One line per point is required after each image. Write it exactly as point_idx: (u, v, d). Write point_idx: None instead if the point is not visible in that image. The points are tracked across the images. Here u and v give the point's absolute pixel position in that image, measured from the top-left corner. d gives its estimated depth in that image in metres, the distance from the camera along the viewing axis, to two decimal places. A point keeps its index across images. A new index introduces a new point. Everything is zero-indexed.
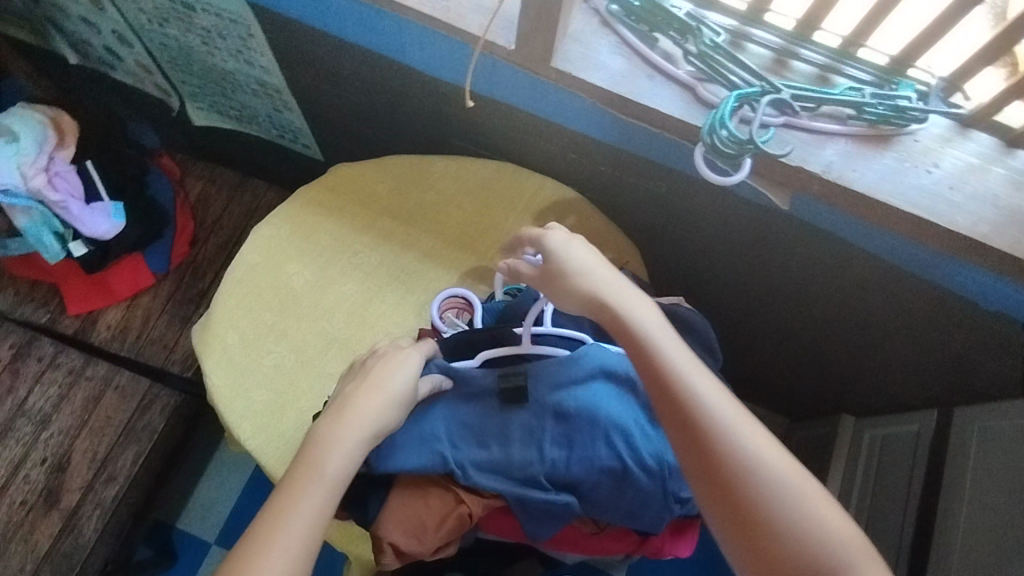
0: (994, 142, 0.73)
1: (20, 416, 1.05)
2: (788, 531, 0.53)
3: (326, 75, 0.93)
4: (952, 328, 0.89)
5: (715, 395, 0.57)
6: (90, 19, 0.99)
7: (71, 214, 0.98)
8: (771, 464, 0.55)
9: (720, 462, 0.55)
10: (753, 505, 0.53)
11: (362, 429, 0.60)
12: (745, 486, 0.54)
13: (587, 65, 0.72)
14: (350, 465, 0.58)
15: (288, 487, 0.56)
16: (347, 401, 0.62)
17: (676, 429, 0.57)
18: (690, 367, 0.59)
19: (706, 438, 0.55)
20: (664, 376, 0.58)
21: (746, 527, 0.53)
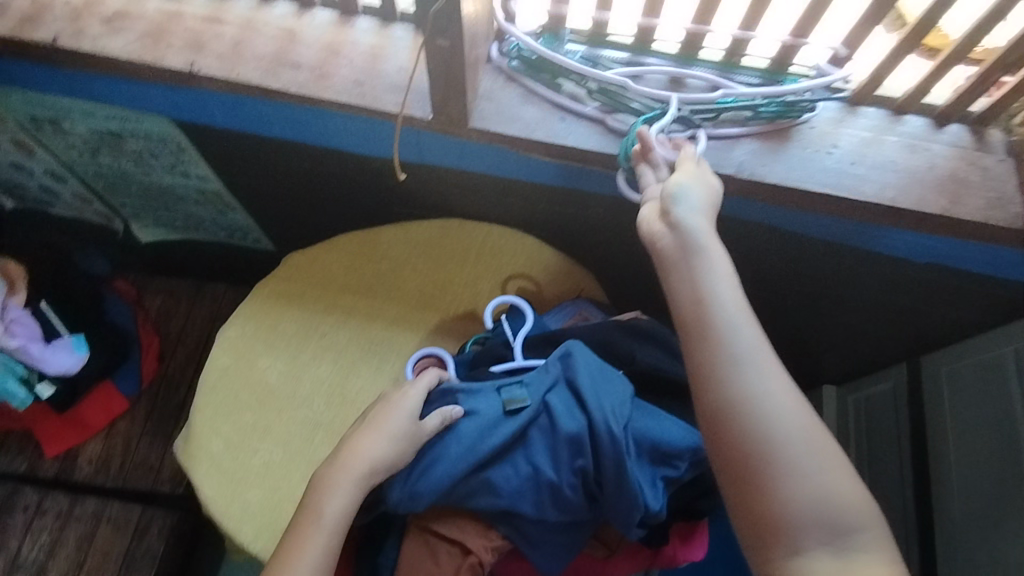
0: (882, 113, 0.79)
1: (15, 572, 1.02)
2: (772, 442, 0.54)
3: (262, 172, 0.96)
4: (895, 286, 0.95)
5: (733, 316, 0.59)
6: (24, 164, 1.04)
7: (33, 355, 0.97)
8: (760, 379, 0.56)
9: (717, 378, 0.57)
10: (741, 419, 0.55)
11: (357, 476, 0.66)
12: (738, 404, 0.56)
13: (502, 119, 0.76)
14: (349, 512, 0.65)
15: (294, 534, 0.63)
16: (347, 447, 0.68)
17: (693, 347, 0.58)
18: (724, 288, 0.60)
19: (714, 354, 0.57)
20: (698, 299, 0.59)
21: (735, 439, 0.55)
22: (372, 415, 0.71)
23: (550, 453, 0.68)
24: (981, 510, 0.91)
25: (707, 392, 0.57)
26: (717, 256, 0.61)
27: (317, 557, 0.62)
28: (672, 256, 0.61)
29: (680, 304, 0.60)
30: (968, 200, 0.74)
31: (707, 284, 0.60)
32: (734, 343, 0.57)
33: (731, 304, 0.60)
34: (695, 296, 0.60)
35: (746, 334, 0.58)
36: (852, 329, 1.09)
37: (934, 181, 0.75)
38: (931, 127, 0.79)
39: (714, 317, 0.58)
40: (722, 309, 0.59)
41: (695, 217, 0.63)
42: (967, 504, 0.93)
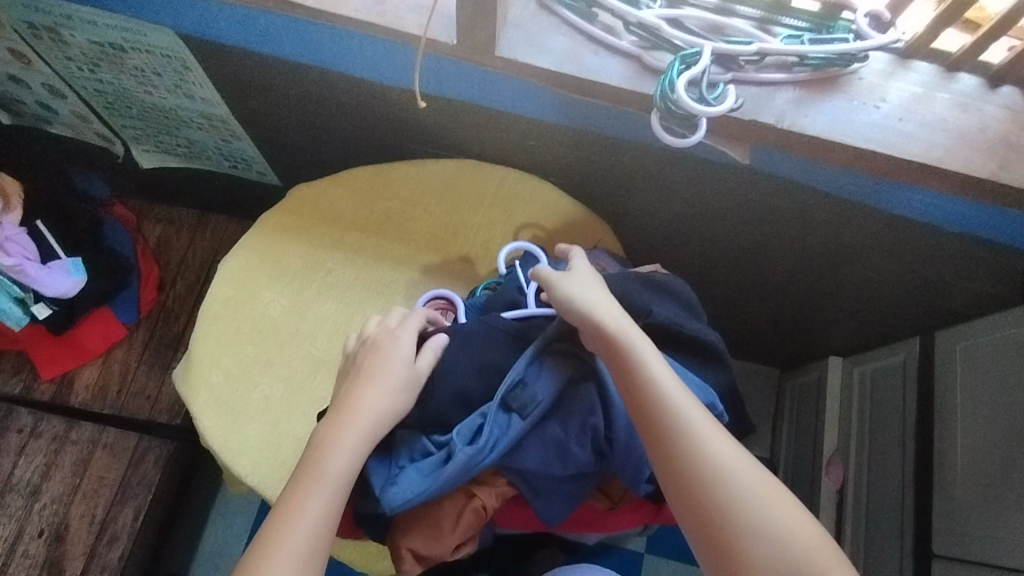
0: (935, 69, 0.75)
1: (9, 492, 1.02)
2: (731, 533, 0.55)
3: (271, 98, 0.91)
4: (922, 257, 0.92)
5: (684, 400, 0.59)
6: (19, 76, 0.99)
7: (29, 276, 0.95)
8: (726, 465, 0.57)
9: (686, 474, 0.57)
10: (715, 510, 0.56)
11: (360, 429, 0.62)
12: (710, 497, 0.56)
13: (531, 49, 0.71)
14: (352, 468, 0.60)
15: (295, 492, 0.58)
16: (346, 402, 0.63)
17: (655, 445, 0.59)
18: (668, 377, 0.60)
19: (678, 451, 0.57)
20: (646, 391, 0.60)
21: (714, 535, 0.55)
22: (363, 365, 0.67)
23: (559, 411, 0.66)
24: (984, 486, 0.90)
25: (677, 486, 0.57)
26: (645, 342, 0.62)
27: (321, 515, 0.57)
28: (609, 351, 0.62)
29: (633, 402, 0.60)
30: (1017, 165, 0.71)
31: (645, 376, 0.60)
32: (694, 431, 0.58)
33: (678, 388, 0.60)
34: (640, 389, 0.60)
35: (702, 416, 0.59)
36: (869, 300, 1.07)
37: (984, 143, 0.71)
38: (985, 87, 0.74)
39: (665, 407, 0.59)
40: (670, 397, 0.59)
41: (604, 299, 0.65)
42: (971, 480, 0.92)
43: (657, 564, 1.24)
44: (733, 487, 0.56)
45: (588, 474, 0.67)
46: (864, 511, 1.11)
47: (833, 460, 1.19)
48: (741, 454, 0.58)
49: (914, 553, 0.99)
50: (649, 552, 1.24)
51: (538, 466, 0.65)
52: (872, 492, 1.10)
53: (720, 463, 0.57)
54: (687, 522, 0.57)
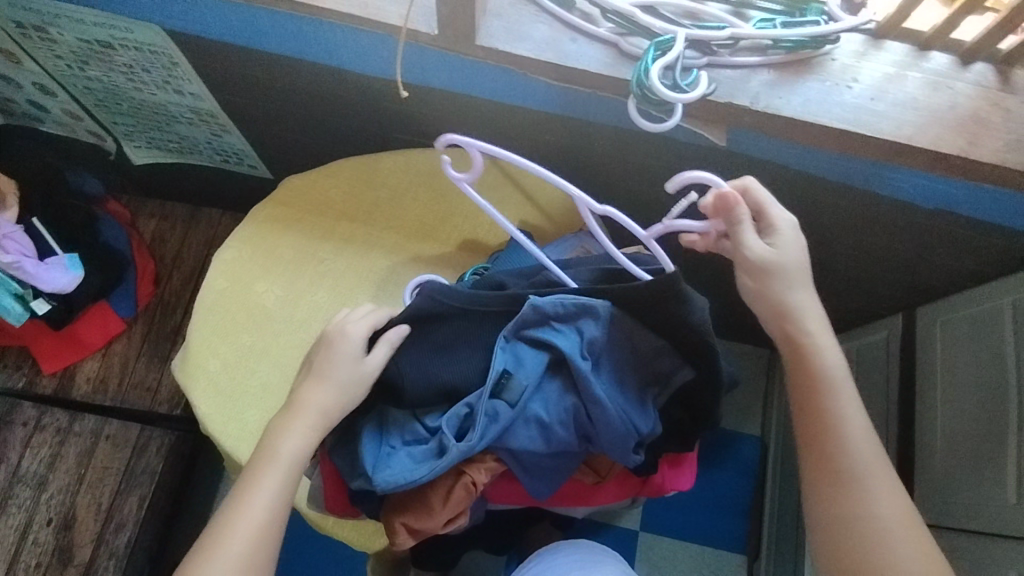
0: (908, 48, 0.76)
1: (17, 483, 1.04)
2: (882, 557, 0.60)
3: (260, 93, 0.93)
4: (901, 234, 0.94)
5: (863, 443, 0.64)
6: (10, 75, 1.00)
7: (27, 272, 0.96)
8: (886, 516, 0.62)
9: (845, 512, 0.62)
10: (862, 553, 0.61)
11: (310, 416, 0.68)
12: (860, 539, 0.61)
13: (511, 38, 0.73)
14: (303, 450, 0.67)
15: (252, 474, 0.64)
16: (296, 395, 0.69)
17: (830, 462, 0.64)
18: (857, 419, 0.65)
19: (844, 487, 0.63)
20: (827, 422, 0.65)
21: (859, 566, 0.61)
22: (316, 362, 0.70)
23: (536, 392, 0.68)
24: (963, 454, 0.93)
25: (829, 521, 0.63)
26: (845, 377, 0.66)
27: (275, 493, 0.63)
28: (799, 366, 0.67)
29: (806, 431, 0.66)
30: (987, 140, 0.73)
31: (836, 408, 0.65)
32: (864, 475, 0.63)
33: (864, 430, 0.65)
34: (824, 419, 0.65)
35: (877, 464, 0.63)
36: (852, 278, 1.09)
37: (954, 121, 0.73)
38: (957, 65, 0.76)
39: (842, 441, 0.64)
40: (847, 436, 0.64)
41: (803, 297, 0.67)
42: (951, 449, 0.95)
43: (651, 540, 1.27)
44: (884, 538, 0.61)
45: (570, 451, 0.70)
46: None
47: None
48: (905, 510, 0.62)
49: None
50: (644, 529, 1.28)
51: (524, 447, 0.68)
52: None
53: (878, 509, 0.62)
54: (826, 554, 0.63)
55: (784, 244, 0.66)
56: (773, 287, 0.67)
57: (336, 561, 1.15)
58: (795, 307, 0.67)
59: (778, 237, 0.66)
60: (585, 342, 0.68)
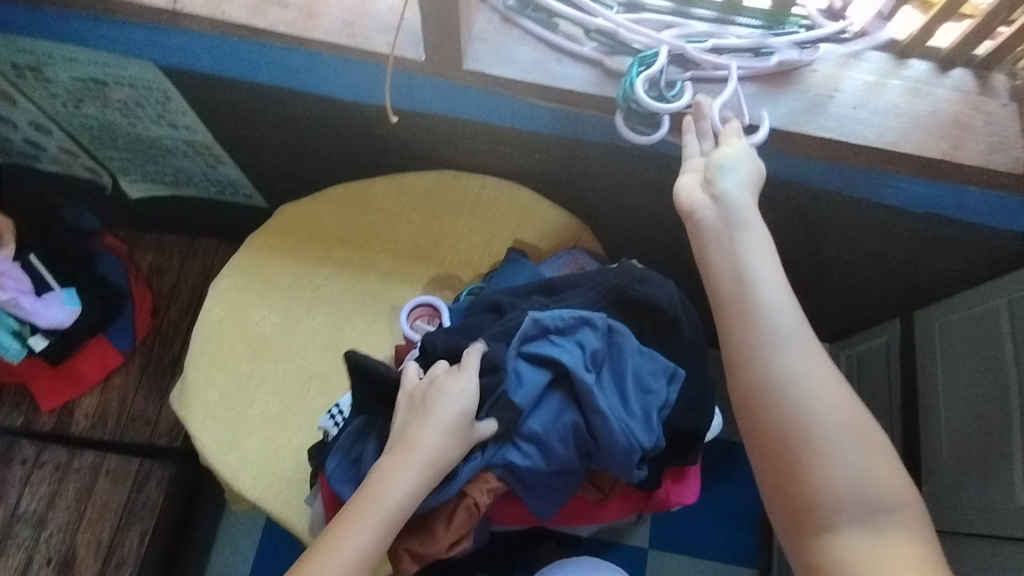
0: (887, 56, 0.78)
1: (16, 523, 1.03)
2: (807, 426, 0.53)
3: (253, 123, 0.94)
4: (893, 237, 0.94)
5: (777, 295, 0.57)
6: (6, 115, 1.01)
7: (24, 309, 0.97)
8: (805, 369, 0.55)
9: (760, 371, 0.55)
10: (780, 413, 0.54)
11: (417, 463, 0.61)
12: (776, 400, 0.54)
13: (497, 61, 0.74)
14: (407, 501, 0.60)
15: (346, 518, 0.59)
16: (405, 437, 0.62)
17: (738, 341, 0.57)
18: (767, 271, 0.58)
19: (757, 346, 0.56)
20: (736, 282, 0.58)
21: (778, 446, 0.54)
22: (424, 403, 0.65)
23: (539, 408, 0.69)
24: (968, 457, 0.92)
25: (747, 387, 0.56)
26: (763, 243, 0.59)
27: (366, 546, 0.58)
28: (711, 248, 0.60)
29: (721, 314, 0.58)
30: (969, 144, 0.74)
31: (746, 264, 0.58)
32: (778, 328, 0.56)
33: (775, 279, 0.58)
34: (735, 286, 0.58)
35: (792, 317, 0.56)
36: (846, 284, 1.09)
37: (936, 126, 0.74)
38: (936, 71, 0.77)
39: (751, 296, 0.57)
40: (761, 291, 0.57)
41: (746, 199, 0.61)
42: (956, 451, 0.95)
43: (660, 557, 1.26)
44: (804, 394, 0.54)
45: (572, 468, 0.69)
46: None
47: None
48: (824, 364, 0.55)
49: None
50: (653, 546, 1.26)
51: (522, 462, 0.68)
52: None
53: (796, 364, 0.55)
54: (747, 422, 0.56)
55: (730, 163, 0.63)
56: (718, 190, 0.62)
57: None
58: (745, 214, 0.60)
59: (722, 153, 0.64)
60: (586, 355, 0.69)
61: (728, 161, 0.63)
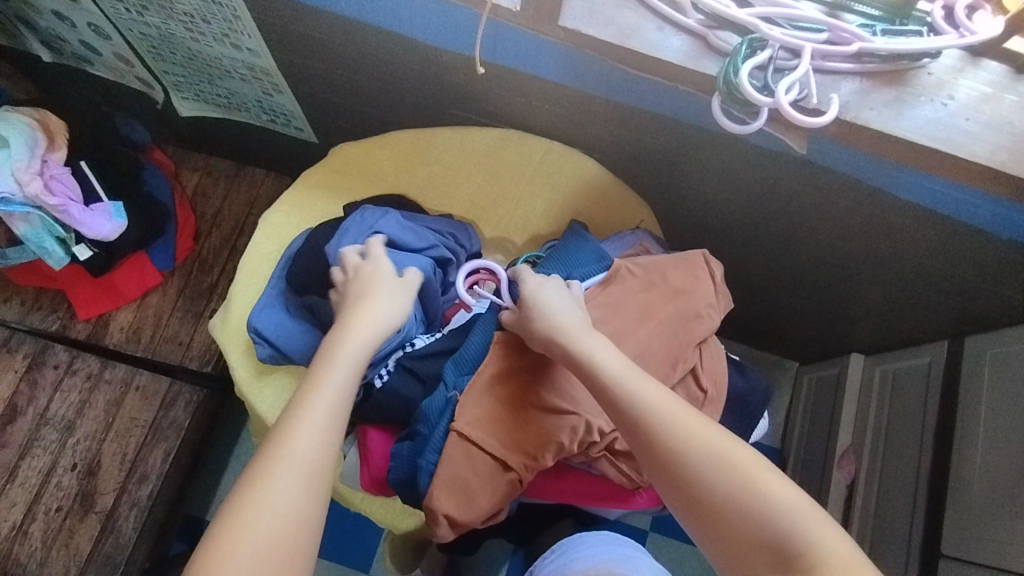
0: (1004, 69, 0.73)
1: (44, 426, 1.05)
2: (748, 509, 0.50)
3: (319, 56, 0.91)
4: (963, 260, 0.91)
5: (627, 370, 0.59)
6: (64, 14, 0.97)
7: (73, 217, 0.95)
8: (677, 422, 0.55)
9: (652, 440, 0.55)
10: (688, 480, 0.52)
11: (369, 339, 0.65)
12: (709, 490, 0.52)
13: (594, 21, 0.69)
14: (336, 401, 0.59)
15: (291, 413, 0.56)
16: (348, 317, 0.67)
17: (644, 441, 0.55)
18: (608, 357, 0.61)
19: (636, 423, 0.56)
20: (593, 374, 0.60)
21: (727, 535, 0.50)
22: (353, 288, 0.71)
23: None
24: (1000, 493, 0.90)
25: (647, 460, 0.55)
26: (600, 341, 0.63)
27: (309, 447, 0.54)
28: (608, 401, 0.58)
29: (623, 418, 0.57)
30: None
31: (604, 377, 0.59)
32: (643, 399, 0.57)
33: (613, 357, 0.61)
34: (645, 419, 0.56)
35: (652, 385, 0.58)
36: (900, 300, 1.06)
37: None
38: None
39: (612, 380, 0.59)
40: (623, 382, 0.58)
41: (572, 310, 0.68)
42: (987, 486, 0.92)
43: (663, 543, 1.27)
44: (697, 451, 0.53)
45: None
46: (874, 506, 1.12)
47: (846, 454, 1.21)
48: (736, 444, 0.53)
49: (923, 553, 1.00)
50: (656, 531, 1.28)
51: None
52: (883, 489, 1.11)
53: (708, 449, 0.53)
54: (667, 494, 0.54)
55: (546, 294, 0.69)
56: (541, 307, 0.67)
57: (353, 533, 1.15)
58: (546, 318, 0.66)
59: (541, 289, 0.69)
60: None
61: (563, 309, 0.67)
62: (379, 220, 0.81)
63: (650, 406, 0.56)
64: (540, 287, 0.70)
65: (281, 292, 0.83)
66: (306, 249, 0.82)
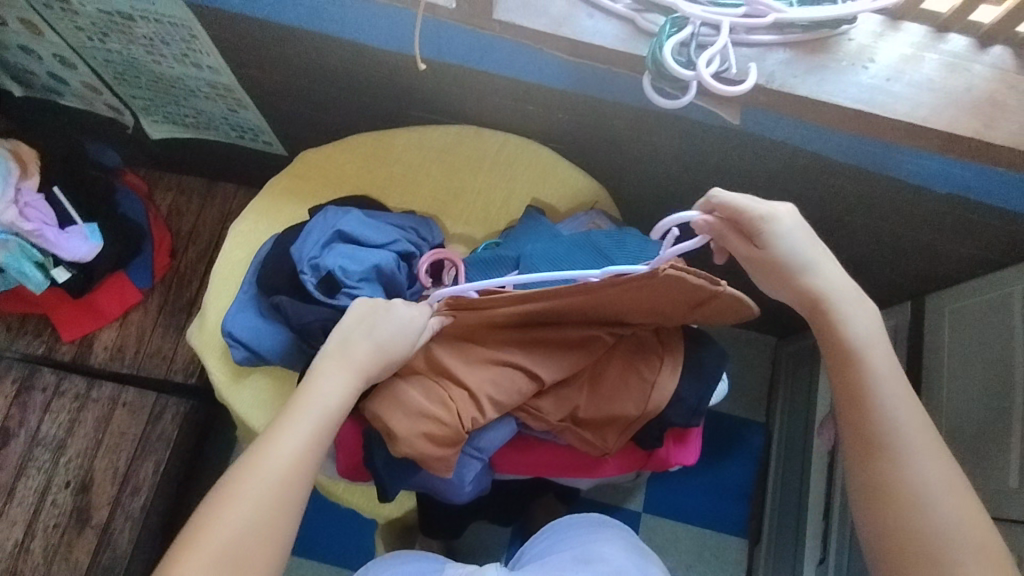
0: (925, 30, 0.76)
1: (36, 446, 1.07)
2: (936, 534, 0.55)
3: (276, 68, 0.94)
4: (913, 219, 0.94)
5: (901, 405, 0.60)
6: (30, 47, 1.01)
7: (48, 241, 0.99)
8: (933, 483, 0.57)
9: (891, 483, 0.58)
10: (915, 532, 0.56)
11: (354, 370, 0.64)
12: (908, 503, 0.57)
13: (527, 12, 0.73)
14: (306, 445, 0.59)
15: (263, 443, 0.59)
16: (339, 352, 0.65)
17: (865, 428, 0.61)
18: (876, 349, 0.63)
19: (883, 458, 0.59)
20: (864, 395, 0.61)
21: (902, 542, 0.56)
22: (356, 320, 0.67)
23: None
24: (966, 442, 0.92)
25: (871, 489, 0.59)
26: (869, 327, 0.64)
27: (270, 477, 0.57)
28: (845, 376, 0.63)
29: (852, 402, 0.62)
30: (1001, 123, 0.72)
31: (861, 362, 0.62)
32: (909, 443, 0.59)
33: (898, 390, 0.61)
34: (881, 418, 0.60)
35: (921, 432, 0.59)
36: (860, 265, 1.09)
37: (970, 103, 0.73)
38: (974, 48, 0.75)
39: (880, 411, 0.60)
40: (873, 375, 0.62)
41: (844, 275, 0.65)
42: (953, 437, 0.95)
43: (655, 522, 1.29)
44: (942, 517, 0.56)
45: None
46: None
47: None
48: (958, 485, 0.57)
49: None
50: (646, 511, 1.30)
51: None
52: None
53: (927, 472, 0.58)
54: (859, 477, 0.60)
55: (790, 239, 0.64)
56: (777, 255, 0.64)
57: (346, 534, 1.17)
58: (795, 274, 0.64)
59: (791, 239, 0.64)
60: None
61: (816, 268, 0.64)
62: (340, 219, 0.84)
63: (885, 408, 0.60)
64: (786, 232, 0.64)
65: (253, 296, 0.86)
66: (273, 253, 0.85)
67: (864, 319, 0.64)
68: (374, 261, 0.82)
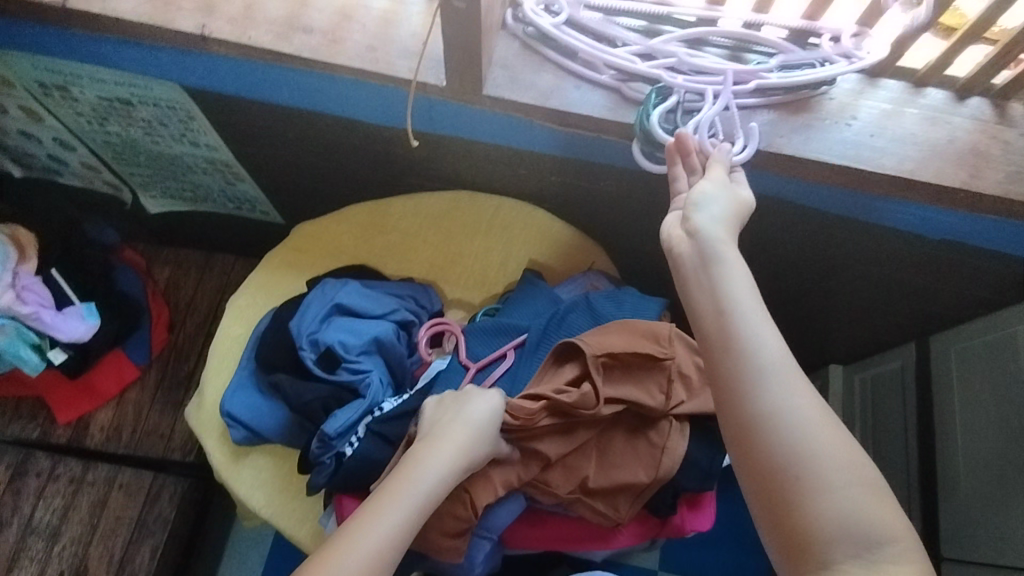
0: (904, 86, 0.78)
1: (29, 535, 1.04)
2: (797, 462, 0.48)
3: (271, 143, 0.96)
4: (910, 262, 0.94)
5: (759, 328, 0.53)
6: (30, 131, 1.03)
7: (45, 323, 0.98)
8: (809, 419, 0.50)
9: (752, 427, 0.50)
10: (784, 476, 0.48)
11: (449, 459, 0.64)
12: (768, 436, 0.49)
13: (517, 87, 0.75)
14: (400, 531, 0.57)
15: (356, 522, 0.56)
16: (438, 437, 0.65)
17: (725, 365, 0.52)
18: (739, 281, 0.55)
19: (743, 398, 0.51)
20: (724, 328, 0.53)
21: (768, 482, 0.49)
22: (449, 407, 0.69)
23: None
24: (986, 488, 0.90)
25: (735, 427, 0.51)
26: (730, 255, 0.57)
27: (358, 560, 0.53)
28: (706, 311, 0.55)
29: (710, 336, 0.54)
30: (987, 173, 0.74)
31: (722, 292, 0.55)
32: (774, 371, 0.51)
33: (761, 323, 0.53)
34: (742, 351, 0.52)
35: (781, 358, 0.52)
36: (861, 308, 1.08)
37: (954, 154, 0.74)
38: (953, 100, 0.77)
39: (740, 341, 0.52)
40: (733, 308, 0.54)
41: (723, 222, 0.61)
42: (972, 483, 0.92)
43: None
44: (809, 445, 0.49)
45: None
46: None
47: None
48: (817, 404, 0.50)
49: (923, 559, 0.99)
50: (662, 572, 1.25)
51: None
52: None
53: (786, 399, 0.50)
54: (724, 419, 0.52)
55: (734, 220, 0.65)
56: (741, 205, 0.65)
57: None
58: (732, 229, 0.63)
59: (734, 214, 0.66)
60: None
61: (709, 195, 0.61)
62: (339, 292, 0.84)
63: (745, 337, 0.52)
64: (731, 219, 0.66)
65: (251, 373, 0.85)
66: (271, 329, 0.85)
67: (731, 250, 0.57)
68: (373, 333, 0.82)
